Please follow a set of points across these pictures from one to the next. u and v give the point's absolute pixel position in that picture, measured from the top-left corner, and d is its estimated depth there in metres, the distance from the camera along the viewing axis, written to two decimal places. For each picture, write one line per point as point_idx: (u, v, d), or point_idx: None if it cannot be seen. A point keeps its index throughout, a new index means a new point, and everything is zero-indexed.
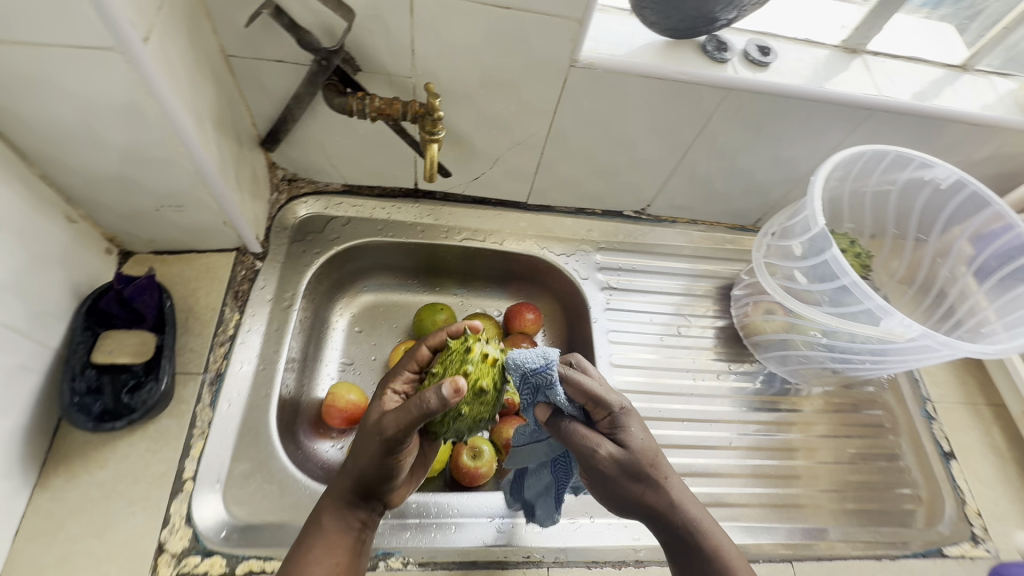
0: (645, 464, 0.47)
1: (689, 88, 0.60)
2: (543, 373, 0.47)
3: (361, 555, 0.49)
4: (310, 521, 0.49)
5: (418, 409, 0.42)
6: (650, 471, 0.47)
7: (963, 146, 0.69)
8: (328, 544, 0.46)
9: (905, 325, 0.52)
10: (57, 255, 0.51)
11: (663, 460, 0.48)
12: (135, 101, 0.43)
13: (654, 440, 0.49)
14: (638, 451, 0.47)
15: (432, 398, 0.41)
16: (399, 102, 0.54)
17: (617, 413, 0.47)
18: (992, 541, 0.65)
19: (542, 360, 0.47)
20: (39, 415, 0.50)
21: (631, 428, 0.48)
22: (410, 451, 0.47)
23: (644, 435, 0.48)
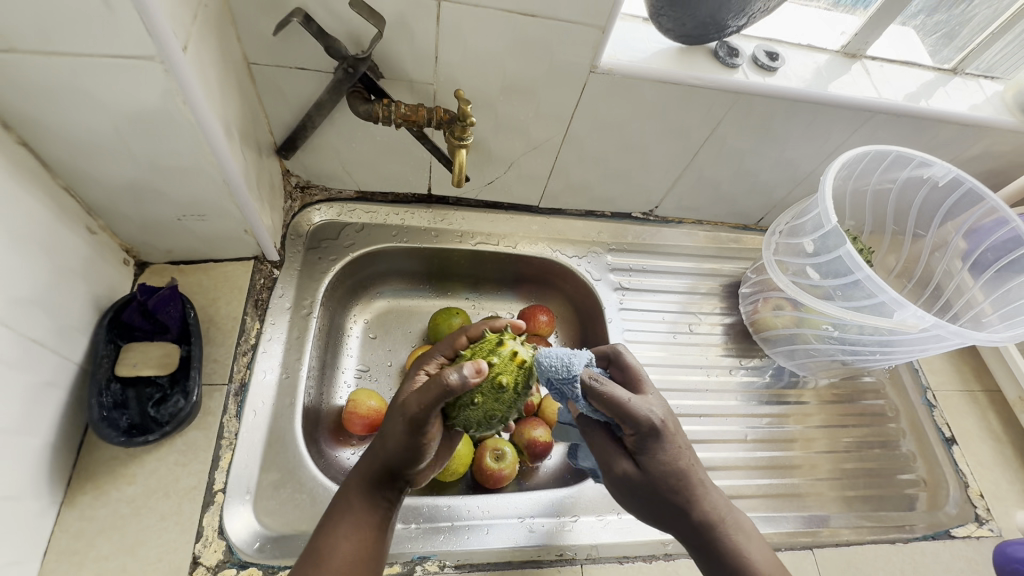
0: (666, 487, 0.45)
1: (703, 93, 0.62)
2: (569, 385, 0.47)
3: (388, 536, 0.48)
4: (335, 500, 0.48)
5: (440, 389, 0.42)
6: (672, 493, 0.45)
7: (956, 145, 0.72)
8: (355, 522, 0.46)
9: (917, 316, 0.54)
10: (79, 267, 0.50)
11: (691, 483, 0.45)
12: (169, 109, 0.43)
13: (686, 462, 0.45)
14: (660, 474, 0.45)
15: (454, 377, 0.42)
16: (425, 108, 0.55)
17: (644, 435, 0.44)
18: (995, 521, 0.68)
19: (567, 368, 0.47)
20: (65, 432, 0.48)
21: (656, 451, 0.44)
22: (436, 433, 0.46)
23: (673, 458, 0.45)
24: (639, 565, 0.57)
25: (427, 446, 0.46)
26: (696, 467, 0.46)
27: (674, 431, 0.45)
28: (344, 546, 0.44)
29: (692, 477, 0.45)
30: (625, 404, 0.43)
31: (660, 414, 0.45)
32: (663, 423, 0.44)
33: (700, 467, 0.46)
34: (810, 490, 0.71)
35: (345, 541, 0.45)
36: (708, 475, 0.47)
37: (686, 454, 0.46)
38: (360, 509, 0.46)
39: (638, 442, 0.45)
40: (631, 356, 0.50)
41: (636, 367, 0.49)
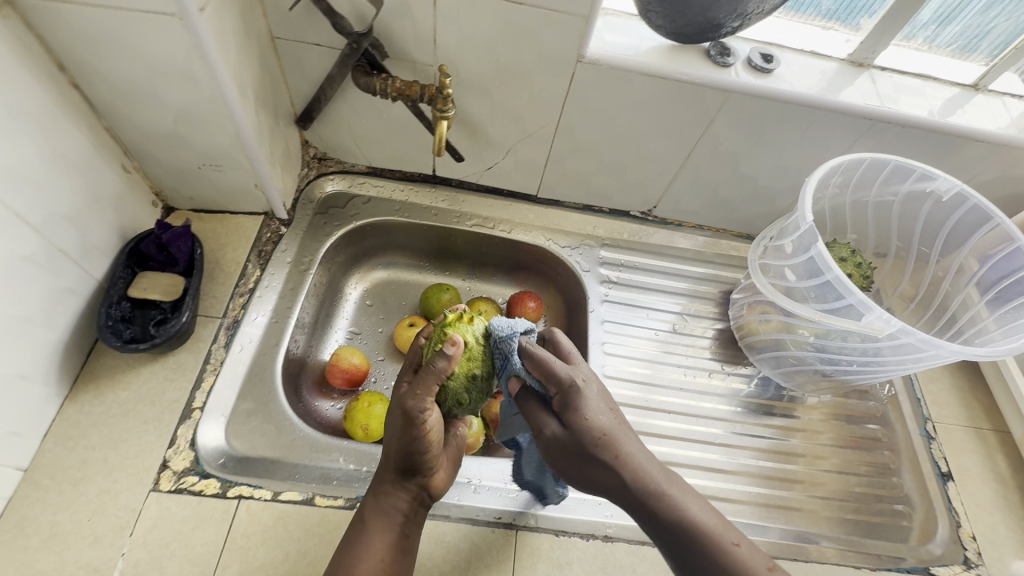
0: (590, 444, 0.48)
1: (691, 89, 0.63)
2: (505, 343, 0.49)
3: (409, 552, 0.50)
4: (357, 519, 0.51)
5: (435, 378, 0.46)
6: (598, 451, 0.48)
7: (971, 166, 0.69)
8: (374, 540, 0.48)
9: (884, 320, 0.55)
10: (109, 199, 0.59)
11: (613, 440, 0.48)
12: (189, 63, 0.50)
13: (606, 419, 0.49)
14: (583, 430, 0.48)
15: (442, 361, 0.45)
16: (418, 85, 0.61)
17: (566, 392, 0.48)
18: (986, 567, 0.63)
19: (510, 328, 0.49)
20: (77, 335, 0.57)
21: (579, 409, 0.48)
22: (438, 428, 0.49)
23: (593, 415, 0.48)
24: (575, 540, 0.57)
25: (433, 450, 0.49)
26: (619, 426, 0.50)
27: (592, 393, 0.49)
28: (364, 565, 0.47)
29: (615, 435, 0.49)
30: (552, 363, 0.48)
31: (581, 376, 0.50)
32: (581, 382, 0.49)
33: (621, 426, 0.50)
34: (804, 506, 0.67)
35: (364, 560, 0.47)
36: (634, 435, 0.51)
37: (607, 411, 0.50)
38: (379, 526, 0.49)
39: (562, 401, 0.49)
40: (563, 335, 0.53)
41: (567, 344, 0.52)
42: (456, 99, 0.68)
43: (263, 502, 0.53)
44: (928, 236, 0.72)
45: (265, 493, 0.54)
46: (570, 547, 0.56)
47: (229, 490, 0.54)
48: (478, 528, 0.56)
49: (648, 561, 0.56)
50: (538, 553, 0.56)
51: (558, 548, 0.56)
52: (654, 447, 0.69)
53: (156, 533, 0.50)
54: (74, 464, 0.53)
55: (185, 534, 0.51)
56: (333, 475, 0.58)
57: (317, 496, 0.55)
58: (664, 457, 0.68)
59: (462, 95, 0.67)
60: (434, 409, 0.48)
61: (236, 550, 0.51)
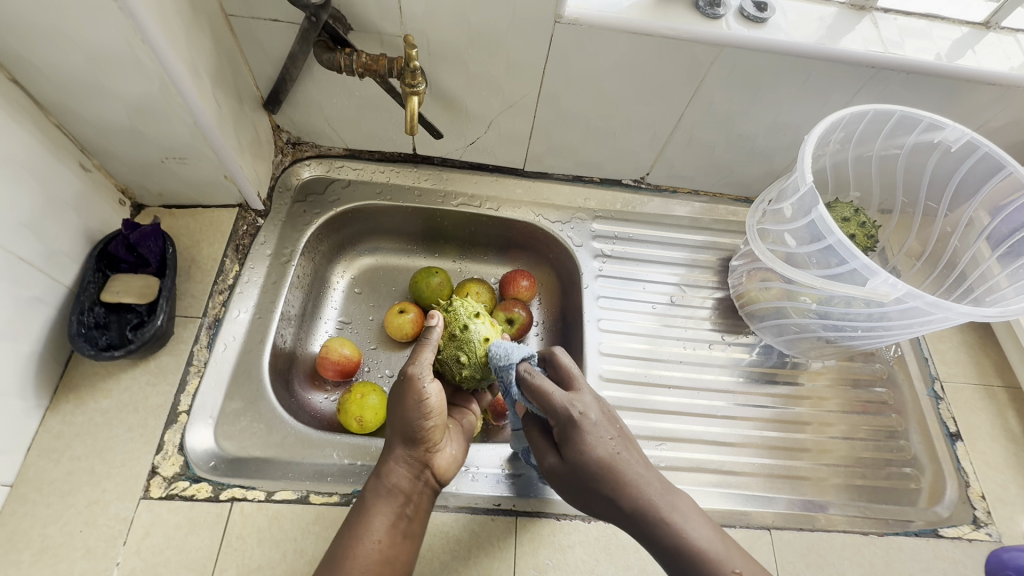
0: (590, 478, 0.45)
1: (678, 46, 0.58)
2: (504, 372, 0.52)
3: (413, 538, 0.48)
4: (358, 499, 0.50)
5: (431, 348, 0.53)
6: (597, 483, 0.45)
7: (982, 111, 0.65)
8: (374, 520, 0.47)
9: (889, 284, 0.52)
10: (71, 201, 0.56)
11: (612, 472, 0.45)
12: (132, 49, 0.47)
13: (609, 450, 0.45)
14: (581, 464, 0.45)
15: (432, 331, 0.53)
16: (385, 58, 0.57)
17: (565, 424, 0.46)
18: (995, 525, 0.62)
19: (506, 357, 0.52)
20: (53, 346, 0.55)
21: (579, 441, 0.45)
22: (439, 398, 0.51)
23: (590, 446, 0.45)
24: (576, 523, 0.56)
25: (434, 420, 0.50)
26: (624, 455, 0.46)
27: (594, 421, 0.46)
28: (364, 545, 0.46)
29: (614, 464, 0.45)
30: (551, 395, 0.46)
31: (580, 406, 0.46)
32: (580, 414, 0.46)
33: (623, 454, 0.46)
34: (812, 474, 0.66)
35: (364, 541, 0.46)
36: (642, 464, 0.46)
37: (610, 440, 0.46)
38: (380, 506, 0.48)
39: (561, 434, 0.46)
40: (567, 357, 0.51)
41: (569, 365, 0.50)
42: (430, 72, 0.64)
43: (257, 503, 0.52)
44: (936, 189, 0.68)
45: (258, 494, 0.53)
46: (573, 530, 0.56)
47: (221, 493, 0.52)
48: (478, 517, 0.56)
49: None
50: (540, 539, 0.55)
51: (559, 532, 0.55)
52: (655, 423, 0.67)
53: (150, 540, 0.50)
54: (61, 477, 0.52)
55: (179, 540, 0.50)
56: (326, 470, 0.57)
57: (311, 493, 0.54)
58: (667, 432, 0.67)
59: (434, 66, 0.63)
60: (433, 378, 0.51)
61: (232, 553, 0.50)
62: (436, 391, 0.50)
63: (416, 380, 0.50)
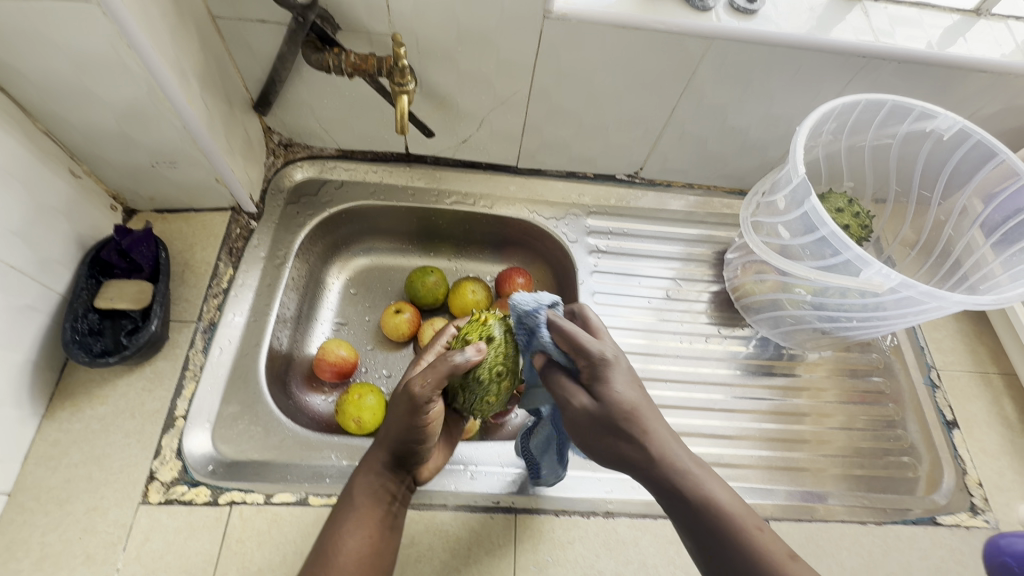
0: (622, 419, 0.43)
1: (669, 39, 0.58)
2: (531, 316, 0.48)
3: (396, 530, 0.50)
4: (343, 493, 0.50)
5: (448, 371, 0.45)
6: (627, 426, 0.43)
7: (973, 99, 0.65)
8: (364, 516, 0.47)
9: (883, 275, 0.52)
10: (61, 208, 0.56)
11: (644, 417, 0.43)
12: (119, 54, 0.47)
13: (639, 394, 0.44)
14: (614, 404, 0.43)
15: (462, 360, 0.45)
16: (374, 58, 0.57)
17: (597, 363, 0.44)
18: (993, 512, 0.62)
19: (533, 305, 0.48)
20: (47, 353, 0.55)
21: (611, 382, 0.43)
22: (439, 417, 0.48)
23: (622, 389, 0.43)
24: (575, 519, 0.56)
25: (428, 437, 0.49)
26: (650, 401, 0.44)
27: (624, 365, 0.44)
28: (354, 540, 0.46)
29: (645, 409, 0.43)
30: (581, 334, 0.45)
31: (610, 350, 0.45)
32: (613, 356, 0.44)
33: (652, 402, 0.44)
34: (810, 466, 0.66)
35: (355, 537, 0.46)
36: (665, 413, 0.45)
37: (638, 387, 0.44)
38: (368, 503, 0.48)
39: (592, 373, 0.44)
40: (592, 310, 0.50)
41: (595, 317, 0.49)
42: (419, 70, 0.64)
43: (255, 506, 0.52)
44: (929, 178, 0.68)
45: (257, 497, 0.53)
46: (572, 526, 0.56)
47: (220, 497, 0.53)
48: (477, 515, 0.56)
49: (650, 534, 0.56)
50: (539, 535, 0.55)
51: (559, 528, 0.55)
52: None
53: (149, 546, 0.50)
54: (58, 485, 0.52)
55: (178, 545, 0.50)
56: (325, 472, 0.57)
57: (311, 495, 0.54)
58: None
59: (424, 65, 0.63)
60: (436, 399, 0.46)
61: (232, 556, 0.50)
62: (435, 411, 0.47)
63: (419, 403, 0.45)
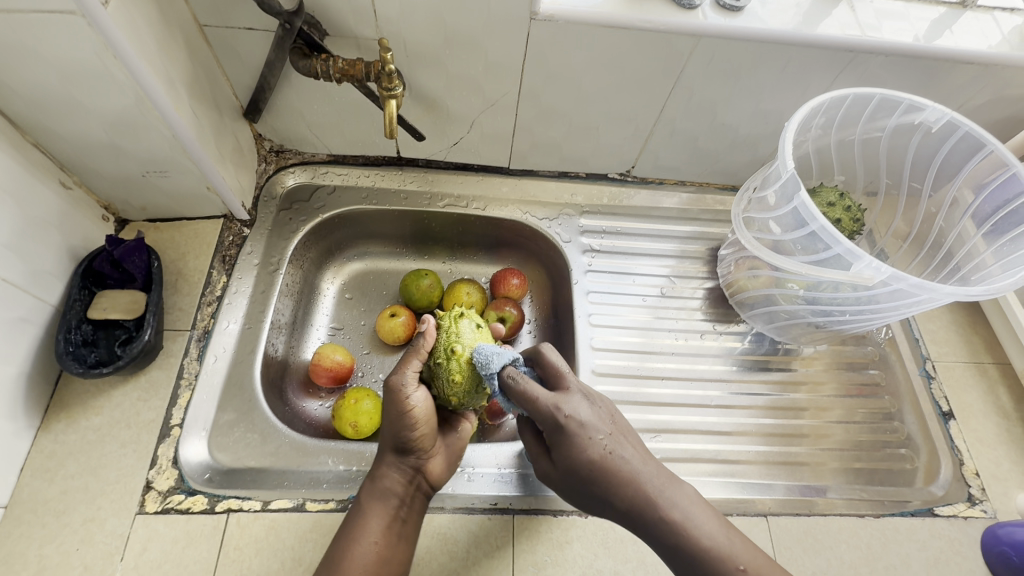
0: (584, 479, 0.45)
1: (655, 38, 0.58)
2: (487, 381, 0.48)
3: (407, 538, 0.49)
4: (354, 505, 0.51)
5: (416, 355, 0.51)
6: (591, 483, 0.45)
7: (962, 90, 0.65)
8: (371, 523, 0.48)
9: (873, 268, 0.52)
10: (53, 219, 0.56)
11: (606, 472, 0.44)
12: (105, 65, 0.47)
13: (598, 452, 0.45)
14: (572, 467, 0.45)
15: (421, 339, 0.51)
16: (362, 62, 0.57)
17: (552, 427, 0.45)
18: (990, 502, 0.62)
19: (487, 363, 0.47)
20: (41, 365, 0.55)
21: (569, 444, 0.45)
22: (428, 409, 0.51)
23: (582, 449, 0.45)
24: (573, 518, 0.56)
25: (422, 428, 0.50)
26: (614, 455, 0.45)
27: (584, 421, 0.45)
28: (362, 547, 0.47)
29: (607, 465, 0.45)
30: (536, 400, 0.45)
31: (567, 408, 0.46)
32: (567, 416, 0.45)
33: (615, 453, 0.45)
34: (809, 460, 0.67)
35: (361, 542, 0.47)
36: (640, 461, 0.46)
37: (601, 441, 0.45)
38: (375, 510, 0.49)
39: (551, 436, 0.46)
40: (554, 353, 0.49)
41: (557, 363, 0.49)
42: (408, 74, 0.64)
43: (253, 513, 0.52)
44: (919, 170, 0.69)
45: (254, 504, 0.53)
46: (570, 526, 0.56)
47: (217, 505, 0.52)
48: (475, 517, 0.56)
49: None
50: (537, 536, 0.55)
51: (557, 528, 0.56)
52: (650, 415, 0.67)
53: (147, 555, 0.50)
54: (54, 496, 0.52)
55: (176, 554, 0.50)
56: (322, 477, 0.57)
57: (307, 501, 0.54)
58: (662, 424, 0.67)
59: (413, 67, 0.63)
60: (418, 387, 0.50)
61: (230, 564, 0.50)
62: (421, 399, 0.50)
63: (399, 388, 0.50)
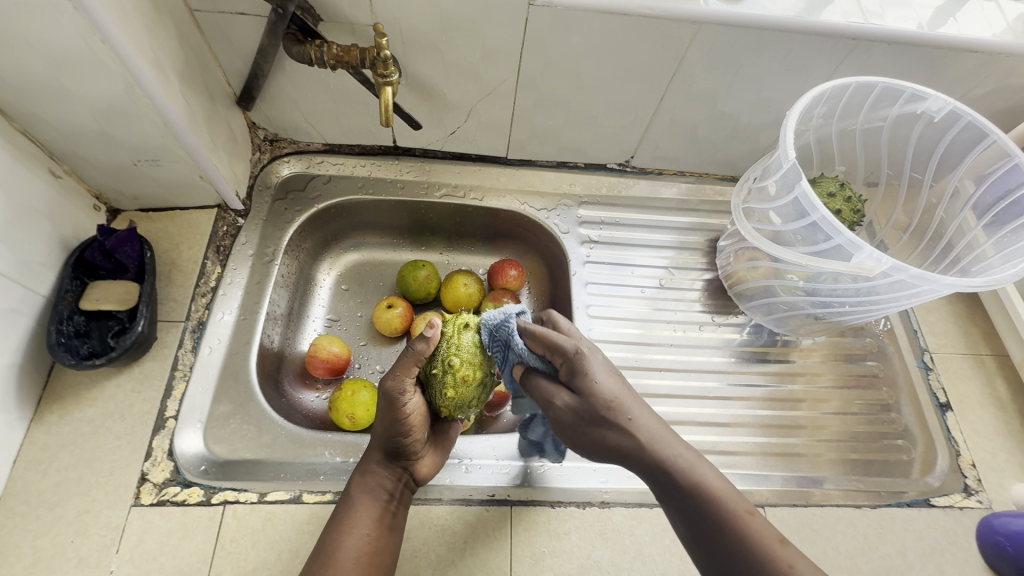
0: (602, 415, 0.44)
1: (656, 24, 0.57)
2: (502, 326, 0.49)
3: (396, 531, 0.50)
4: (342, 498, 0.50)
5: (414, 361, 0.48)
6: (608, 415, 0.44)
7: (965, 80, 0.64)
8: (362, 516, 0.48)
9: (874, 259, 0.52)
10: (43, 209, 0.55)
11: (622, 404, 0.45)
12: (93, 50, 0.46)
13: (615, 386, 0.45)
14: (593, 397, 0.44)
15: (420, 345, 0.47)
16: (356, 49, 0.56)
17: (572, 357, 0.45)
18: (986, 492, 0.62)
19: (501, 314, 0.49)
20: (33, 356, 0.55)
21: (588, 374, 0.45)
22: (422, 412, 0.50)
23: (600, 380, 0.45)
24: (571, 510, 0.56)
25: (415, 432, 0.50)
26: (629, 394, 0.46)
27: (598, 359, 0.46)
28: (353, 539, 0.46)
29: (626, 398, 0.45)
30: (555, 335, 0.46)
31: (584, 345, 0.47)
32: (586, 350, 0.46)
33: (630, 389, 0.46)
34: (807, 451, 0.67)
35: (352, 535, 0.47)
36: (648, 407, 0.46)
37: (614, 378, 0.46)
38: (366, 503, 0.48)
39: (568, 370, 0.46)
40: (562, 316, 0.51)
41: (566, 321, 0.50)
42: (404, 61, 0.62)
43: (249, 505, 0.52)
44: (920, 159, 0.68)
45: (250, 495, 0.53)
46: (567, 517, 0.56)
47: (213, 497, 0.52)
48: (472, 508, 0.55)
49: (646, 523, 0.56)
50: (535, 527, 0.55)
51: (555, 520, 0.55)
52: (648, 407, 0.67)
53: (143, 547, 0.49)
54: (48, 488, 0.51)
55: (172, 546, 0.50)
56: (319, 469, 0.56)
57: (304, 493, 0.53)
58: (660, 416, 0.67)
59: (409, 54, 0.62)
60: (414, 392, 0.49)
61: (226, 556, 0.50)
62: (416, 405, 0.49)
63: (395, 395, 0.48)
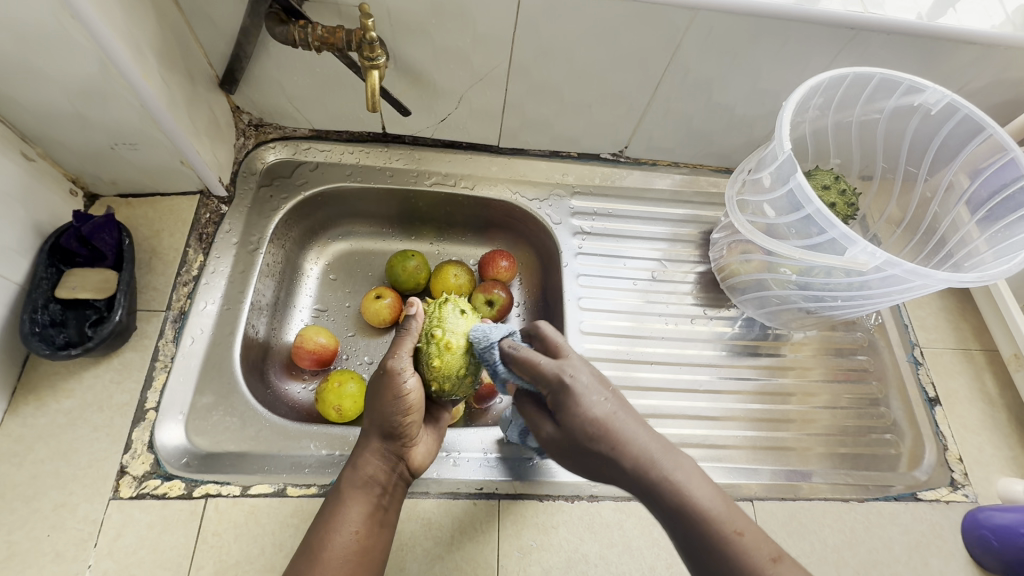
0: (588, 440, 0.42)
1: (651, 10, 0.56)
2: (488, 354, 0.46)
3: (388, 526, 0.48)
4: (332, 492, 0.49)
5: (410, 338, 0.49)
6: (593, 443, 0.42)
7: (963, 72, 0.63)
8: (351, 512, 0.46)
9: (868, 253, 0.51)
10: (16, 193, 0.53)
11: (610, 429, 0.42)
12: (63, 27, 0.44)
13: (604, 409, 0.42)
14: (578, 426, 0.42)
15: (413, 322, 0.49)
16: (342, 30, 0.54)
17: (555, 387, 0.43)
18: (972, 487, 0.62)
19: (486, 337, 0.47)
20: (7, 346, 0.53)
21: (572, 404, 0.42)
22: (421, 394, 0.49)
23: (586, 407, 0.42)
24: (559, 503, 0.56)
25: (414, 415, 0.48)
26: (621, 415, 0.42)
27: (587, 382, 0.43)
28: (341, 537, 0.45)
29: (615, 423, 0.42)
30: (538, 362, 0.43)
31: (570, 370, 0.43)
32: (571, 377, 0.43)
33: (622, 412, 0.43)
34: (796, 445, 0.67)
35: (341, 532, 0.45)
36: (643, 426, 0.43)
37: (604, 400, 0.43)
38: (357, 498, 0.47)
39: (554, 400, 0.43)
40: (550, 328, 0.47)
41: (554, 336, 0.47)
42: (393, 45, 0.61)
43: (231, 498, 0.51)
44: (916, 152, 0.67)
45: (233, 488, 0.52)
46: (555, 511, 0.55)
47: (194, 490, 0.51)
48: (459, 502, 0.55)
49: (634, 517, 0.56)
50: (522, 521, 0.54)
51: (543, 513, 0.55)
52: (638, 400, 0.67)
53: (121, 541, 0.48)
54: (24, 481, 0.50)
55: (152, 540, 0.49)
56: (305, 461, 0.55)
57: (288, 486, 0.53)
58: (650, 409, 0.66)
59: (397, 37, 0.60)
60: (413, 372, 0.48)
61: (208, 549, 0.49)
62: (415, 385, 0.48)
63: (394, 373, 0.47)
